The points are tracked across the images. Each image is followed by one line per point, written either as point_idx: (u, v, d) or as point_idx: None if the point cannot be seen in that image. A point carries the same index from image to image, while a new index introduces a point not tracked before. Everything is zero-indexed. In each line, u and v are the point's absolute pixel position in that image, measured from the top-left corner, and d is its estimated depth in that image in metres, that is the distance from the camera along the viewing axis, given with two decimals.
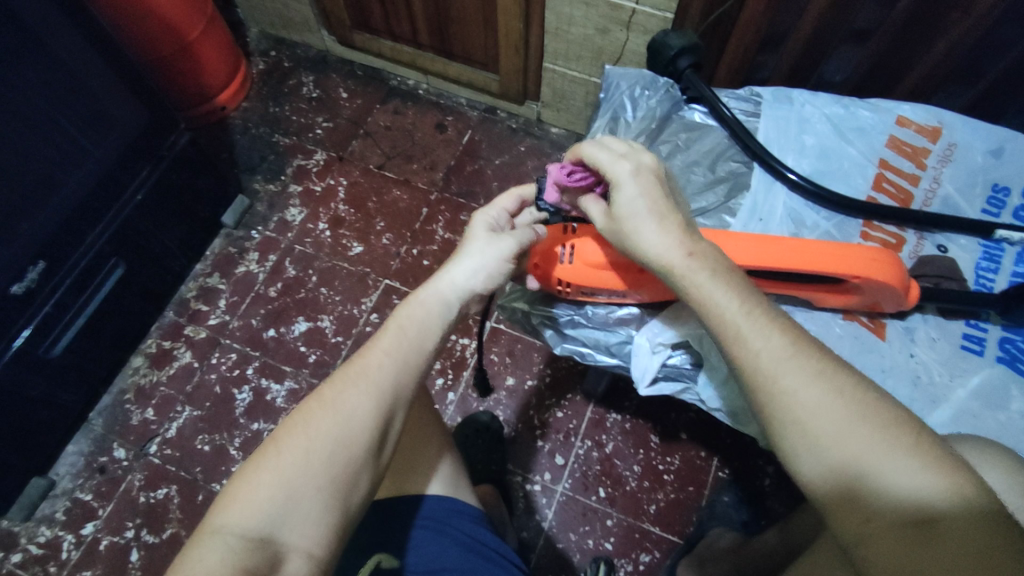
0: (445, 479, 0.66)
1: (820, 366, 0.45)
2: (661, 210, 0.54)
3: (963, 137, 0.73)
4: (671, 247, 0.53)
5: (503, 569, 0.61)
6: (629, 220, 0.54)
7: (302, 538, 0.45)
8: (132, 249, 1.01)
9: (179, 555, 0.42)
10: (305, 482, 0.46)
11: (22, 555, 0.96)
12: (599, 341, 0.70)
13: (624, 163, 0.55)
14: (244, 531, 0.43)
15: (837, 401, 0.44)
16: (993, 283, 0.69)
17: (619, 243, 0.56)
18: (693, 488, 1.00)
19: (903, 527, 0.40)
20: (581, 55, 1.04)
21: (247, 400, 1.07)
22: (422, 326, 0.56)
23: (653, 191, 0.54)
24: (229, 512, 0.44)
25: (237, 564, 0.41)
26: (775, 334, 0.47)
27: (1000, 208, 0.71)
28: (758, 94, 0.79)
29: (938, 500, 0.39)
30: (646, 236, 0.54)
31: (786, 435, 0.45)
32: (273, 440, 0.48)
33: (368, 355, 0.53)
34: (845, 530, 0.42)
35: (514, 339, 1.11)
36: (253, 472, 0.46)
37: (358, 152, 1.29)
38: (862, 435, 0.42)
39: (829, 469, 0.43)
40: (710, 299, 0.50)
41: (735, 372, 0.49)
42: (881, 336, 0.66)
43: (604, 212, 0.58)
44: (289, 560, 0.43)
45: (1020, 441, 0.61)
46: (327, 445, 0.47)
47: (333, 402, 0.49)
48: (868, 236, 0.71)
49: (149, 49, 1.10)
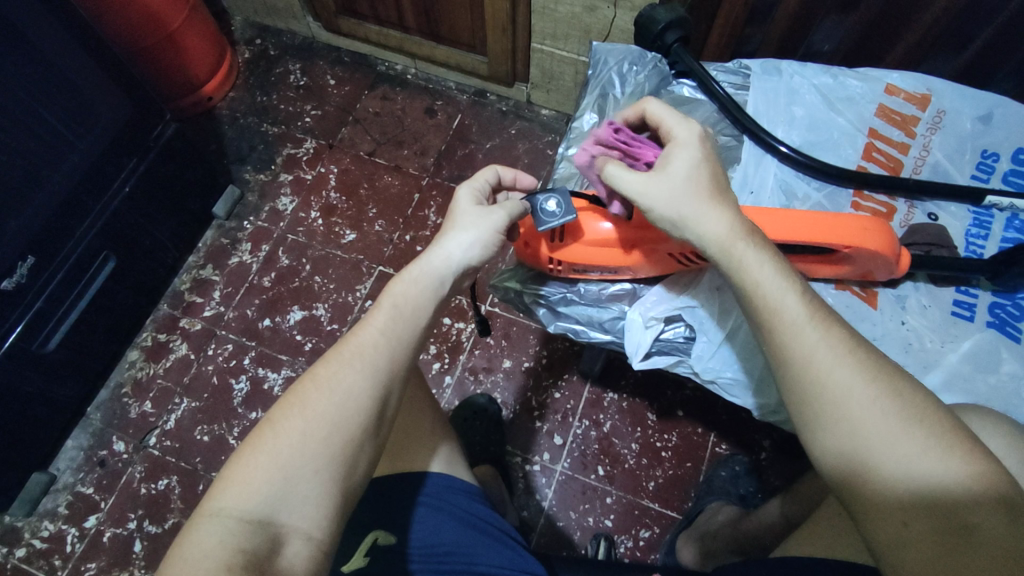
0: (442, 457, 0.65)
1: (863, 358, 0.49)
2: (717, 179, 0.56)
3: (952, 103, 0.72)
4: (730, 216, 0.54)
5: (505, 546, 0.62)
6: (691, 175, 0.55)
7: (302, 520, 0.45)
8: (123, 242, 1.00)
9: (177, 540, 0.42)
10: (306, 465, 0.46)
11: (26, 549, 0.97)
12: (592, 318, 0.69)
13: (691, 126, 0.58)
14: (242, 515, 0.43)
15: (888, 403, 0.47)
16: (983, 249, 0.69)
17: (667, 200, 0.55)
18: (691, 464, 1.01)
19: (938, 525, 0.43)
20: (569, 34, 1.03)
21: (244, 390, 1.07)
22: (411, 304, 0.55)
23: (711, 159, 0.57)
24: (227, 496, 0.44)
25: (236, 547, 0.41)
26: (829, 334, 0.50)
27: (989, 174, 0.71)
28: (747, 67, 0.79)
29: (979, 504, 0.43)
30: (705, 201, 0.55)
31: (833, 430, 0.48)
32: (269, 423, 0.48)
33: (361, 335, 0.53)
34: (874, 527, 0.45)
35: (510, 322, 1.11)
36: (250, 454, 0.46)
37: (348, 139, 1.28)
38: (910, 437, 0.45)
39: (870, 464, 0.46)
40: (769, 292, 0.52)
41: (780, 363, 0.51)
42: (873, 305, 0.66)
43: (647, 176, 0.56)
44: (288, 543, 0.44)
45: (1008, 403, 0.62)
46: (326, 427, 0.48)
47: (328, 382, 0.49)
48: (859, 206, 0.71)
49: (131, 39, 1.08)
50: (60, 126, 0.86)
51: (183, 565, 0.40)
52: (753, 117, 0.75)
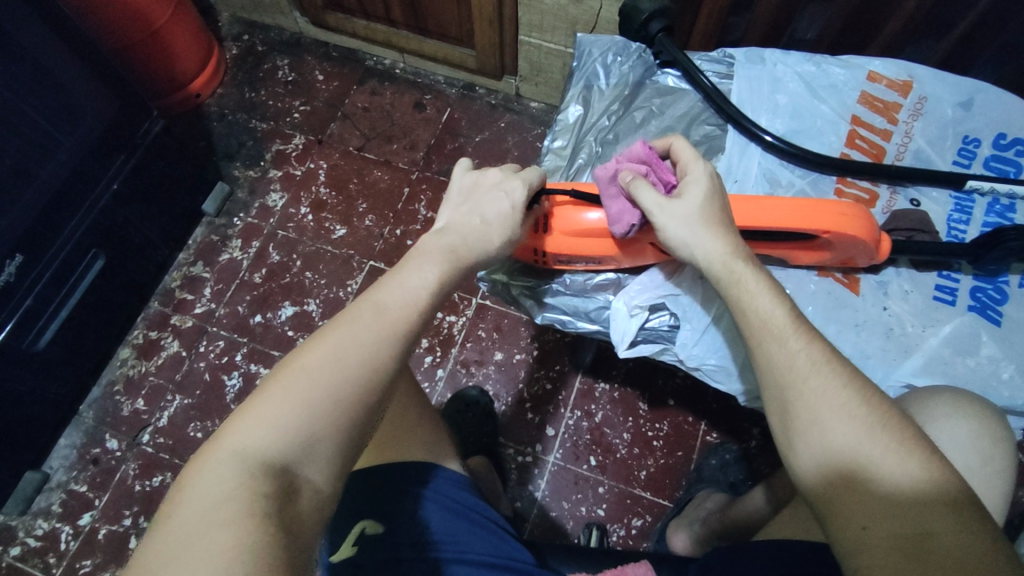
0: (432, 450, 0.66)
1: (813, 358, 0.51)
2: (725, 213, 0.59)
3: (933, 90, 0.73)
4: (735, 245, 0.57)
5: (492, 533, 0.62)
6: (702, 207, 0.58)
7: (316, 473, 0.44)
8: (112, 240, 1.00)
9: (193, 466, 0.42)
10: (327, 415, 0.45)
11: (21, 548, 0.97)
12: (578, 308, 0.70)
13: (710, 165, 0.61)
14: (262, 456, 0.43)
15: (861, 409, 0.48)
16: (964, 234, 0.69)
17: (679, 228, 0.58)
18: (682, 453, 1.02)
19: (898, 526, 0.43)
20: (556, 26, 1.03)
21: (237, 386, 1.08)
22: (442, 270, 0.55)
23: (722, 193, 0.60)
24: (246, 434, 0.43)
25: (251, 487, 0.41)
26: (808, 341, 0.52)
27: (970, 159, 0.72)
28: (731, 56, 0.79)
29: (937, 518, 0.42)
30: (715, 230, 0.57)
31: (806, 433, 0.49)
32: (296, 359, 0.47)
33: (394, 292, 0.53)
34: (839, 533, 0.45)
35: (501, 314, 1.11)
36: (274, 389, 0.45)
37: (337, 135, 1.28)
38: (878, 443, 0.46)
39: (838, 467, 0.47)
40: (753, 302, 0.55)
41: (763, 368, 0.53)
42: (855, 290, 0.67)
43: (661, 203, 0.58)
44: (301, 494, 0.43)
45: (987, 386, 0.63)
46: (351, 382, 0.47)
47: (356, 334, 0.49)
48: (842, 192, 0.71)
49: (117, 37, 1.08)
50: (44, 123, 0.87)
51: (199, 497, 0.40)
52: (736, 106, 0.75)
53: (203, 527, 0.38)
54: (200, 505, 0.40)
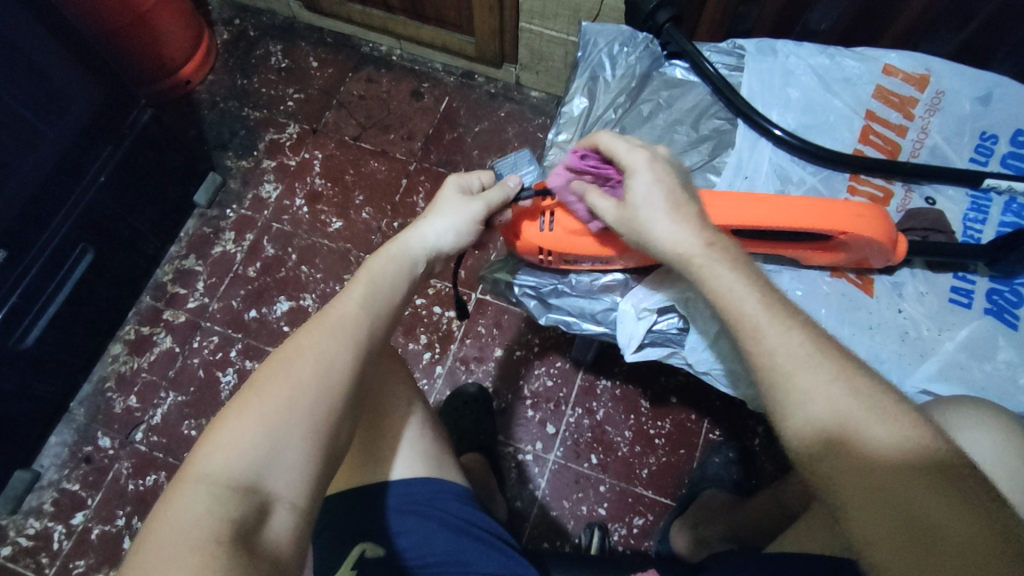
0: (433, 460, 0.64)
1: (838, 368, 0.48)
2: (676, 200, 0.56)
3: (951, 84, 0.71)
4: (689, 237, 0.55)
5: (495, 549, 0.60)
6: (643, 207, 0.56)
7: (285, 487, 0.42)
8: (99, 234, 0.97)
9: (160, 501, 0.39)
10: (289, 434, 0.44)
11: (11, 547, 0.95)
12: (584, 309, 0.68)
13: (640, 152, 0.58)
14: (230, 481, 0.40)
15: (875, 422, 0.44)
16: (980, 234, 0.67)
17: (631, 233, 0.57)
18: (684, 450, 1.01)
19: (898, 527, 0.41)
20: (558, 13, 1.00)
21: (232, 383, 1.06)
22: (394, 285, 0.56)
23: (668, 178, 0.57)
24: (213, 461, 0.41)
25: (222, 516, 0.38)
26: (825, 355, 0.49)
27: (988, 156, 0.70)
28: (742, 47, 0.76)
29: (967, 528, 0.39)
30: (664, 226, 0.55)
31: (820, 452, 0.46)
32: (253, 384, 0.46)
33: (340, 306, 0.52)
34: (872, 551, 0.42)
35: (502, 310, 1.09)
36: (234, 416, 0.44)
37: (332, 124, 1.24)
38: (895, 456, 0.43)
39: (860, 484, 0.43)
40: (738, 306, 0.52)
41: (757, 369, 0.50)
42: (869, 292, 0.65)
43: (612, 208, 0.58)
44: (273, 511, 0.41)
45: (1004, 391, 0.61)
46: (311, 393, 0.46)
47: (310, 349, 0.48)
48: (855, 190, 0.69)
49: (102, 23, 1.04)
50: (30, 114, 0.84)
51: (167, 529, 0.37)
52: (747, 100, 0.72)
53: (170, 552, 0.35)
54: (166, 536, 0.36)
